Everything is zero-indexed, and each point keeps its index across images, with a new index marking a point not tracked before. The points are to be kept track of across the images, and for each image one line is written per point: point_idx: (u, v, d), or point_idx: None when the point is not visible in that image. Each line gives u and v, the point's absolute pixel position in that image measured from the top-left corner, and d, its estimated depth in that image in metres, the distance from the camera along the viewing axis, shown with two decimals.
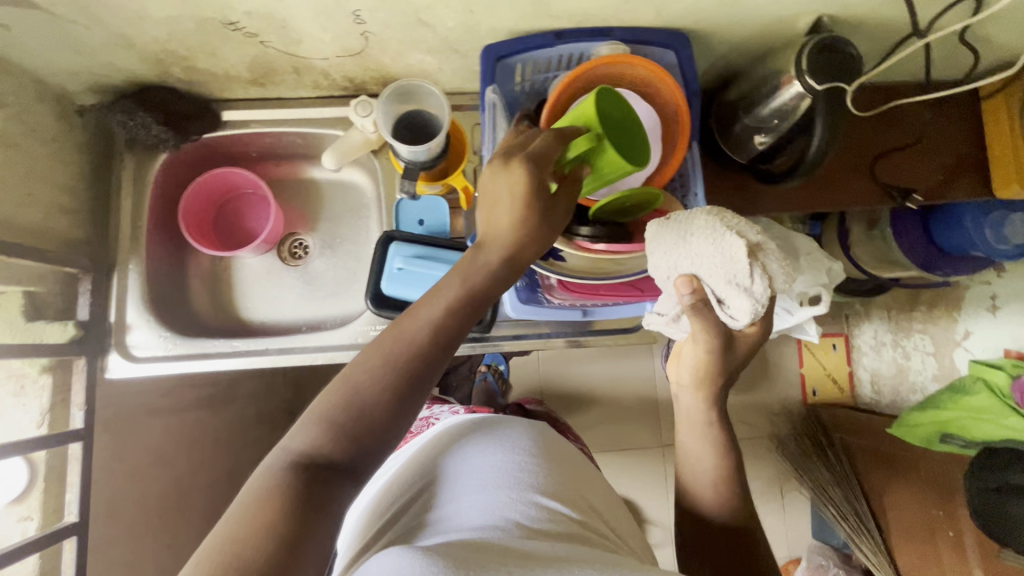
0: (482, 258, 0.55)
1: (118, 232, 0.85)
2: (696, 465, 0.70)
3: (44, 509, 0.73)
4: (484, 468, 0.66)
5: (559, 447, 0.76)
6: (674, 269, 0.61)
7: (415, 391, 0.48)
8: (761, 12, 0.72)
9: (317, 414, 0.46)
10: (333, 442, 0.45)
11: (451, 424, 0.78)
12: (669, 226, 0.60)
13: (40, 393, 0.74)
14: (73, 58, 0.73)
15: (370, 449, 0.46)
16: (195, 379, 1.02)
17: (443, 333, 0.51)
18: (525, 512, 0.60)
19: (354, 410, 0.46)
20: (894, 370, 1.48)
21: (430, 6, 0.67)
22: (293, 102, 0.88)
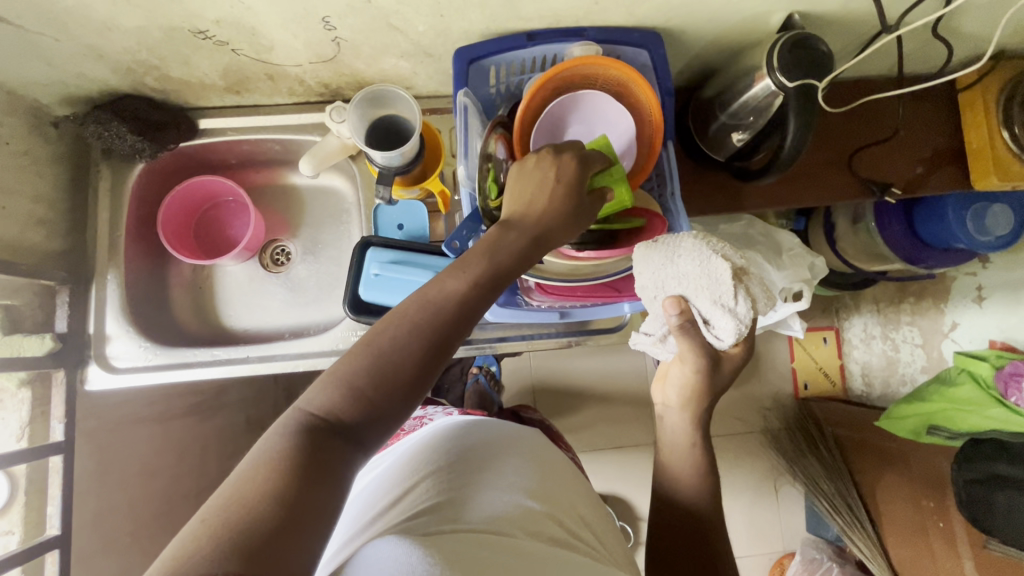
0: (510, 235, 0.55)
1: (96, 243, 0.84)
2: (679, 467, 0.71)
3: (26, 522, 0.72)
4: (476, 468, 0.66)
5: (545, 454, 0.76)
6: (662, 294, 0.61)
7: (433, 364, 0.48)
8: (732, 10, 0.72)
9: (344, 376, 0.45)
10: (354, 407, 0.45)
11: (441, 424, 0.78)
12: (657, 247, 0.60)
13: (19, 406, 0.74)
14: (44, 70, 0.72)
15: (383, 419, 0.46)
16: (181, 388, 1.02)
17: (462, 310, 0.50)
18: (515, 511, 0.60)
19: (377, 378, 0.45)
20: (884, 362, 1.49)
21: (399, 11, 0.67)
22: (269, 109, 0.88)
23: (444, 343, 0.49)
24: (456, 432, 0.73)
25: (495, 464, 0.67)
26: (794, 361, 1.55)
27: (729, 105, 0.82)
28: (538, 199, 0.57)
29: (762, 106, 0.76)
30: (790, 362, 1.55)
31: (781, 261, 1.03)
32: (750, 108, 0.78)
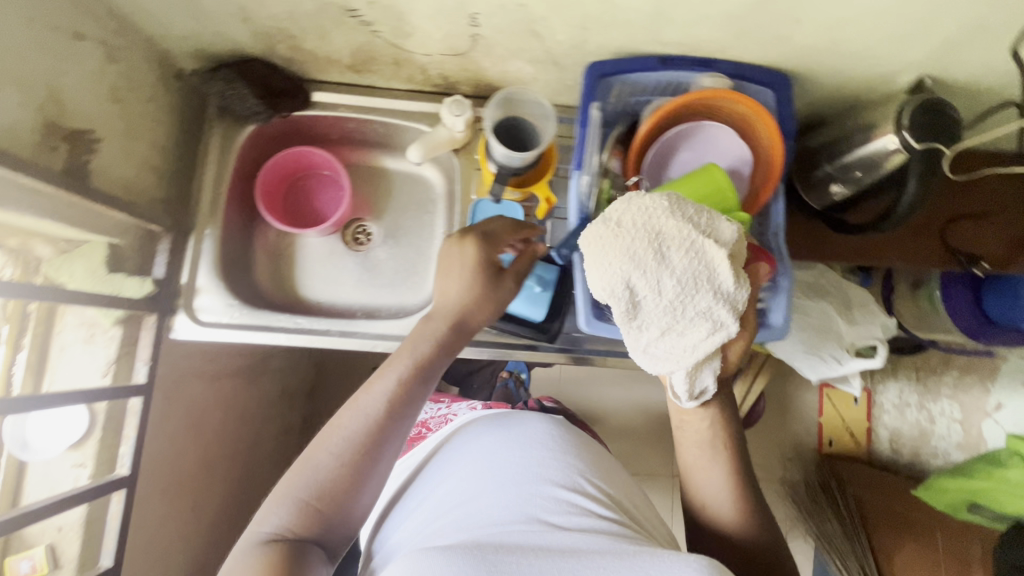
0: (431, 327, 0.67)
1: (199, 197, 0.86)
2: (702, 463, 0.68)
3: (98, 457, 0.74)
4: (505, 466, 0.67)
5: (585, 444, 0.76)
6: (650, 290, 0.54)
7: (371, 458, 0.60)
8: (867, 64, 0.72)
9: (294, 496, 0.58)
10: (304, 518, 0.57)
11: (475, 421, 0.80)
12: (641, 241, 0.54)
13: (108, 343, 0.76)
14: (189, 23, 0.74)
15: (328, 512, 0.58)
16: (236, 348, 1.03)
17: (390, 412, 0.61)
18: (546, 507, 0.61)
19: (319, 486, 0.58)
20: (916, 432, 1.42)
21: (546, 18, 0.68)
22: (382, 92, 0.90)
23: (378, 439, 0.60)
24: (482, 434, 0.75)
25: (516, 460, 0.68)
26: (822, 415, 1.57)
27: (837, 157, 0.83)
28: (443, 296, 0.68)
29: (874, 163, 0.77)
30: (818, 415, 1.58)
31: (852, 316, 1.02)
32: (857, 164, 0.79)
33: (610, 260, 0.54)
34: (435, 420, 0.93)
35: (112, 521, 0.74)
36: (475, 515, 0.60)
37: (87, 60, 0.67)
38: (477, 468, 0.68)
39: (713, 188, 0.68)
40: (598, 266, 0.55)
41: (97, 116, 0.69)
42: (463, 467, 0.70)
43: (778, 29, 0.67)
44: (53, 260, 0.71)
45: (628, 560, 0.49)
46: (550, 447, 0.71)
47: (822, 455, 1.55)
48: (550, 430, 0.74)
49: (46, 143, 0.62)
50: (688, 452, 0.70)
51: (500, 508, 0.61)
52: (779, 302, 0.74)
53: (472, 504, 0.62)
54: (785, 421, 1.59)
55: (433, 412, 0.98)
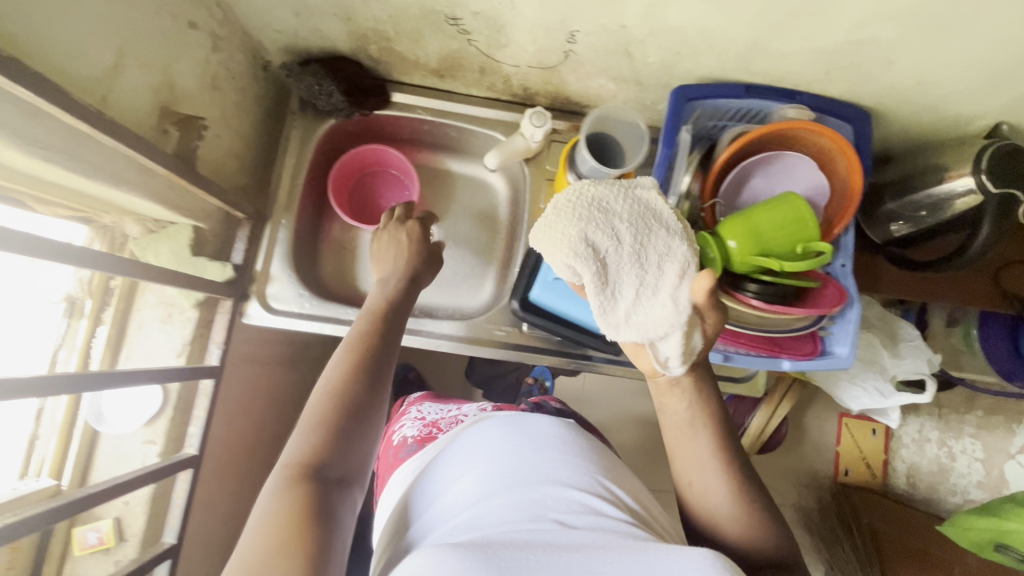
0: (383, 280, 0.71)
1: (276, 186, 0.88)
2: (688, 454, 0.58)
3: (167, 435, 0.75)
4: (516, 465, 0.57)
5: (601, 451, 0.64)
6: (612, 247, 0.53)
7: (375, 382, 0.57)
8: (947, 108, 0.74)
9: (305, 428, 0.53)
10: (324, 446, 0.51)
11: (485, 419, 0.70)
12: (577, 200, 0.55)
13: (184, 324, 0.78)
14: (289, 20, 0.75)
15: (348, 446, 0.52)
16: (282, 335, 1.05)
17: (375, 340, 0.60)
18: (560, 509, 0.52)
19: (325, 412, 0.53)
20: (934, 467, 1.35)
21: (643, 41, 0.70)
22: (459, 98, 0.92)
23: (370, 363, 0.58)
24: (490, 432, 0.65)
25: (523, 457, 0.59)
26: (839, 446, 1.55)
27: (904, 195, 0.84)
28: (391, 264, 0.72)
29: (943, 204, 0.78)
30: (835, 445, 1.56)
31: (898, 350, 1.01)
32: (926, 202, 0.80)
33: (562, 226, 0.54)
34: (444, 420, 0.84)
35: (178, 498, 0.75)
36: (482, 511, 0.52)
37: (196, 48, 0.69)
38: (483, 464, 0.59)
39: (794, 217, 0.69)
40: (554, 245, 0.54)
41: (199, 102, 0.71)
42: (466, 460, 0.63)
43: (869, 69, 0.69)
44: (141, 240, 0.74)
45: (645, 556, 0.44)
46: (561, 448, 0.60)
47: (837, 485, 1.52)
48: (562, 431, 0.64)
49: (158, 126, 0.63)
50: (672, 440, 0.59)
51: (510, 507, 0.51)
52: (845, 331, 0.75)
53: (484, 503, 0.53)
54: (801, 452, 1.57)
55: (442, 412, 0.89)
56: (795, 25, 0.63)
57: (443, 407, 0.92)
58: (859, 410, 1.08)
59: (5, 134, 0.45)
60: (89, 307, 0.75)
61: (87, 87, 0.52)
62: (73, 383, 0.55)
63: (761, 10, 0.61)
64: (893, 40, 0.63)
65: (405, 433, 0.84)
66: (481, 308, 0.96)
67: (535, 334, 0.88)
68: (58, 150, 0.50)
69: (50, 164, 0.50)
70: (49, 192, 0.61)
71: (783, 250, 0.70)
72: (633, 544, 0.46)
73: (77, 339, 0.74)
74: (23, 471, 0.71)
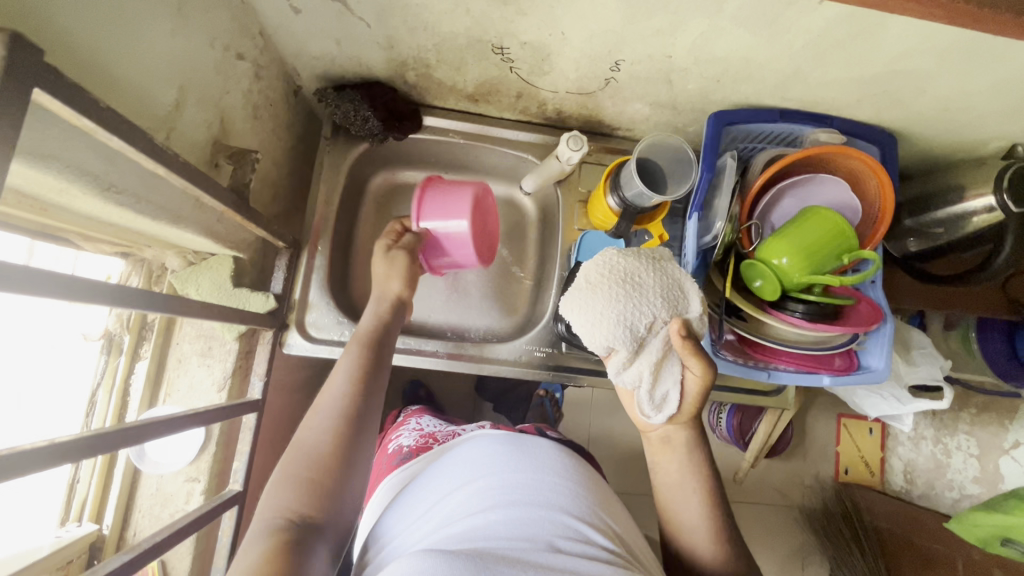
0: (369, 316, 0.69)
1: (310, 214, 0.87)
2: (680, 509, 0.61)
3: (210, 473, 0.74)
4: (516, 483, 0.57)
5: (593, 478, 0.65)
6: (647, 320, 0.58)
7: (355, 432, 0.57)
8: (969, 130, 0.78)
9: (290, 474, 0.53)
10: (309, 500, 0.52)
11: (479, 435, 0.70)
12: (613, 277, 0.59)
13: (225, 357, 0.76)
14: (329, 48, 0.74)
15: (329, 491, 0.53)
16: (306, 360, 1.03)
17: (363, 390, 0.60)
18: (552, 533, 0.52)
19: (314, 465, 0.54)
20: (931, 464, 1.36)
21: (686, 70, 0.72)
22: (490, 120, 0.92)
23: (357, 414, 0.58)
24: (486, 445, 0.65)
25: (524, 472, 0.59)
26: (839, 446, 1.57)
27: (923, 212, 0.88)
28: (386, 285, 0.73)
29: (964, 219, 0.81)
30: (835, 446, 1.58)
31: (911, 357, 1.04)
32: (945, 219, 0.84)
33: (596, 302, 0.59)
34: (441, 433, 0.84)
35: (225, 537, 0.72)
36: (477, 524, 0.52)
37: (241, 78, 0.68)
38: (479, 477, 0.59)
39: (839, 231, 0.70)
40: (592, 317, 0.59)
41: (242, 132, 0.70)
42: (454, 472, 0.63)
43: (900, 95, 0.72)
44: (180, 273, 0.74)
45: None
46: (562, 469, 0.61)
47: (840, 483, 1.53)
48: (561, 453, 0.64)
49: (210, 160, 0.63)
50: (666, 494, 0.63)
51: (504, 525, 0.52)
52: (879, 345, 0.77)
53: (479, 517, 0.53)
54: (805, 456, 1.58)
55: (438, 426, 0.88)
56: (838, 57, 0.66)
57: (441, 422, 0.92)
58: (877, 415, 1.12)
59: (88, 181, 0.44)
60: (127, 343, 0.74)
61: (156, 128, 0.52)
62: (108, 441, 0.45)
63: (808, 44, 0.64)
64: (929, 72, 0.66)
65: (400, 443, 0.83)
66: (514, 329, 0.97)
67: (574, 354, 0.90)
68: (130, 193, 0.50)
69: (122, 208, 0.50)
70: (100, 231, 0.59)
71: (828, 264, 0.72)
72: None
73: (116, 378, 0.73)
74: (63, 516, 0.70)
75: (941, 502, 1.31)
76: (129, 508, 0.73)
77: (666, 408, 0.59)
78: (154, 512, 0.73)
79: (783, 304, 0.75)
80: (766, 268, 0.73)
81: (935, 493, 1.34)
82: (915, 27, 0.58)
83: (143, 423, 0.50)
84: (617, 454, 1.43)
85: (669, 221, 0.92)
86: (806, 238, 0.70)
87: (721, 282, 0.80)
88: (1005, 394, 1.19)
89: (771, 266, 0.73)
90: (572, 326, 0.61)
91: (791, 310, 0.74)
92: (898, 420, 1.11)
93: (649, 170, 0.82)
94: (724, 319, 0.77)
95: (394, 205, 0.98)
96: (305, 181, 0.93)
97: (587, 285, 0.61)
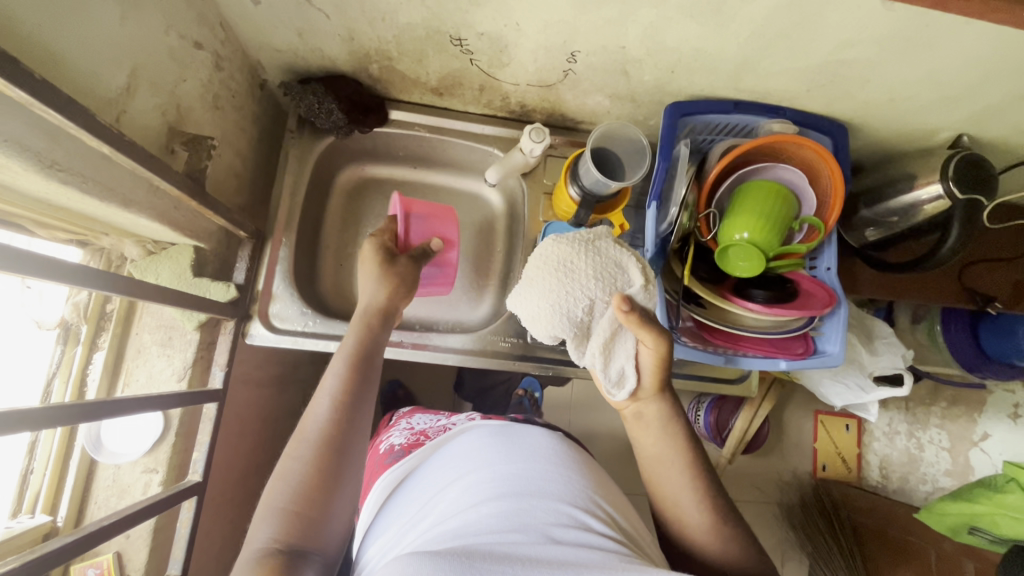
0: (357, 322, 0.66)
1: (277, 206, 0.88)
2: (665, 483, 0.61)
3: (169, 463, 0.73)
4: (509, 475, 0.57)
5: (587, 462, 0.66)
6: (584, 307, 0.61)
7: (340, 457, 0.55)
8: (916, 121, 0.80)
9: (275, 505, 0.51)
10: (296, 526, 0.50)
11: (468, 432, 0.69)
12: (546, 270, 0.62)
13: (186, 347, 0.76)
14: (290, 40, 0.75)
15: (315, 520, 0.51)
16: (275, 355, 1.03)
17: (348, 407, 0.57)
18: (549, 521, 0.52)
19: (300, 492, 0.51)
20: (905, 458, 1.36)
21: (640, 61, 0.74)
22: (456, 115, 0.93)
23: (340, 437, 0.55)
24: (478, 442, 0.65)
25: (518, 464, 0.59)
26: (816, 442, 1.51)
27: (878, 202, 0.90)
28: (361, 296, 0.69)
29: (914, 210, 0.84)
30: (812, 441, 1.51)
31: (874, 346, 1.06)
32: (897, 209, 0.86)
33: (535, 297, 0.63)
34: (433, 428, 0.82)
35: (182, 528, 0.71)
36: (469, 519, 0.52)
37: (201, 68, 0.68)
38: (468, 478, 0.59)
39: (792, 203, 0.76)
40: (535, 313, 0.63)
41: (201, 121, 0.70)
42: (445, 469, 0.63)
43: (847, 86, 0.74)
44: (140, 262, 0.73)
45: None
46: (553, 455, 0.61)
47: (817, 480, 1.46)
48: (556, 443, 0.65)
49: (166, 146, 0.64)
50: (652, 469, 0.63)
51: (498, 517, 0.52)
52: (835, 329, 0.79)
53: (472, 511, 0.53)
54: (783, 455, 1.51)
55: (429, 423, 0.86)
56: (782, 48, 0.68)
57: (432, 419, 0.90)
58: (843, 405, 1.13)
59: (28, 156, 0.45)
60: (85, 333, 0.74)
61: (104, 110, 0.52)
62: (70, 414, 0.47)
63: (753, 34, 0.66)
64: (870, 61, 0.68)
65: (392, 441, 0.81)
66: (482, 321, 0.97)
67: (540, 344, 0.91)
68: (76, 173, 0.50)
69: (67, 187, 0.50)
70: (52, 215, 0.59)
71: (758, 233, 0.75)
72: (618, 565, 0.47)
73: (72, 368, 0.73)
74: (16, 507, 0.70)
75: (913, 495, 1.33)
76: (85, 499, 0.73)
77: (625, 384, 0.61)
78: (110, 502, 0.73)
79: (745, 291, 0.78)
80: (742, 246, 0.75)
81: (908, 486, 1.34)
82: (852, 16, 0.61)
83: (106, 401, 0.53)
84: (593, 451, 1.42)
85: (633, 212, 0.94)
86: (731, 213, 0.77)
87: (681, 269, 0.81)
88: (971, 386, 1.20)
89: (745, 242, 0.75)
90: (521, 319, 0.66)
91: (755, 298, 0.76)
92: (864, 411, 1.13)
93: (607, 159, 0.84)
94: (682, 304, 0.80)
95: (362, 199, 0.99)
96: (272, 175, 0.93)
97: (525, 282, 0.65)
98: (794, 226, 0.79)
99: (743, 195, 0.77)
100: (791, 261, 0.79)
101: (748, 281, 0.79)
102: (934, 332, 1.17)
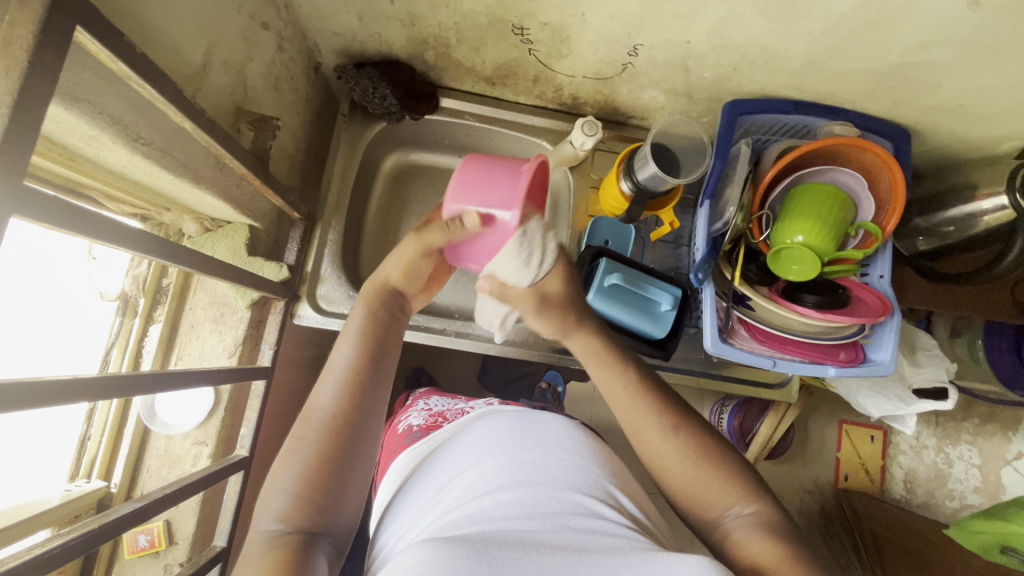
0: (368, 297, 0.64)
1: (325, 189, 0.88)
2: (645, 436, 0.58)
3: (217, 438, 0.77)
4: (519, 461, 0.56)
5: (611, 458, 0.63)
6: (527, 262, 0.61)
7: (349, 451, 0.52)
8: (985, 128, 0.78)
9: (282, 487, 0.49)
10: (302, 512, 0.48)
11: (482, 422, 0.67)
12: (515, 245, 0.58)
13: (237, 324, 0.78)
14: (349, 22, 0.75)
15: (320, 506, 0.49)
16: (314, 337, 1.04)
17: (360, 395, 0.54)
18: (563, 510, 0.50)
19: (307, 477, 0.49)
20: (931, 473, 1.29)
21: (703, 57, 0.73)
22: (506, 105, 0.93)
23: (351, 421, 0.53)
24: (496, 429, 0.64)
25: (541, 453, 0.57)
26: (839, 452, 1.37)
27: (935, 211, 0.87)
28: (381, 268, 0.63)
29: (973, 220, 0.81)
30: (835, 451, 1.38)
31: (916, 359, 1.02)
32: (955, 218, 0.83)
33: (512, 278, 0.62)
34: (450, 411, 0.81)
35: (228, 502, 0.73)
36: (486, 505, 0.50)
37: (266, 48, 0.69)
38: (481, 465, 0.57)
39: (850, 208, 0.75)
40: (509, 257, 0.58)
41: (262, 102, 0.71)
42: (468, 451, 0.62)
43: (917, 90, 0.72)
44: (197, 238, 0.75)
45: (645, 561, 0.42)
46: (575, 448, 0.60)
47: (838, 491, 1.35)
48: (569, 432, 0.63)
49: (233, 125, 0.66)
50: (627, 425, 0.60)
51: (511, 505, 0.50)
52: (886, 338, 0.78)
53: (488, 498, 0.51)
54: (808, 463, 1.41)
55: (447, 405, 0.85)
56: (854, 48, 0.66)
57: (449, 401, 0.89)
58: (880, 415, 1.08)
59: (117, 129, 0.47)
60: (142, 305, 0.77)
61: (181, 85, 0.54)
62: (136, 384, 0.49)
63: (826, 32, 0.64)
64: (946, 64, 0.66)
65: (410, 422, 0.79)
66: None
67: None
68: (157, 148, 0.52)
69: (149, 161, 0.52)
70: (124, 188, 0.61)
71: (803, 225, 0.74)
72: (634, 552, 0.45)
73: (130, 339, 0.76)
74: (74, 472, 0.74)
75: (938, 511, 1.26)
76: (138, 465, 0.77)
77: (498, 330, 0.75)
78: (162, 472, 0.77)
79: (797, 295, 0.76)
80: (797, 248, 0.74)
81: (933, 502, 1.28)
82: (931, 18, 0.59)
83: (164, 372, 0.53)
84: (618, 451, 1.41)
85: (679, 210, 0.94)
86: (784, 209, 0.77)
87: (730, 270, 0.81)
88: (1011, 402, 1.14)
89: (801, 245, 0.74)
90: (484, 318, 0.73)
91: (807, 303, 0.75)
92: (901, 422, 1.10)
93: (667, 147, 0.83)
94: (731, 306, 0.80)
95: (405, 186, 0.99)
96: (320, 159, 0.94)
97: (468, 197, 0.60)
98: (850, 232, 0.77)
99: (800, 188, 0.76)
100: (845, 266, 0.78)
101: (798, 286, 0.78)
102: (976, 348, 1.10)
